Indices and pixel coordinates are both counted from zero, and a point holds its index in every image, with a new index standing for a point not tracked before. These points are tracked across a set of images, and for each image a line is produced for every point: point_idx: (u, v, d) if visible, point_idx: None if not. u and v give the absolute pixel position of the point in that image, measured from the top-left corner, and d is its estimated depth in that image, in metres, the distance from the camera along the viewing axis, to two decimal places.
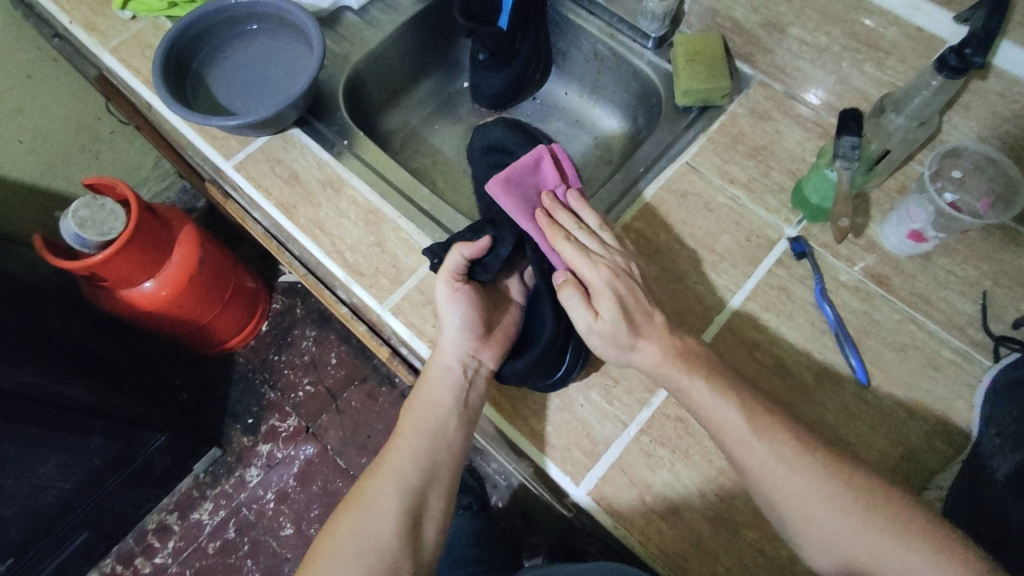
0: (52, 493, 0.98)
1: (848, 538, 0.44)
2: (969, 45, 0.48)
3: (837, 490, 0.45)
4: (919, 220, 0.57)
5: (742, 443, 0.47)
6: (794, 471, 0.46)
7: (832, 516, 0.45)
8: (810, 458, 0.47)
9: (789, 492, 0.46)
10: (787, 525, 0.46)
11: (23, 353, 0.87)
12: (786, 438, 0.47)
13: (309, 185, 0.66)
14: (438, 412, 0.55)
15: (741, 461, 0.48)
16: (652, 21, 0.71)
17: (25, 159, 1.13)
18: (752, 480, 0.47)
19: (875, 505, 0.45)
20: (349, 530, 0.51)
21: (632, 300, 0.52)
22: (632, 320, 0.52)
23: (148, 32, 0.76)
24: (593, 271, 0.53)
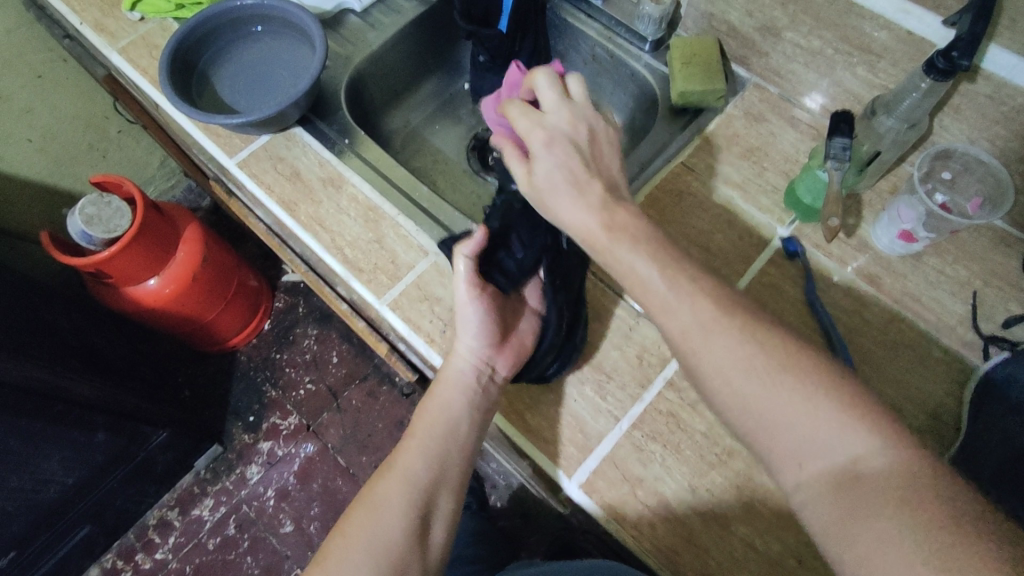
0: (54, 487, 0.99)
1: (782, 411, 0.39)
2: (955, 48, 0.49)
3: (763, 355, 0.40)
4: (910, 220, 0.58)
5: (665, 310, 0.43)
6: (720, 336, 0.41)
7: (761, 386, 0.39)
8: (740, 324, 0.41)
9: (716, 361, 0.41)
10: (713, 398, 0.42)
11: (28, 348, 0.88)
12: (713, 304, 0.42)
13: (310, 183, 0.67)
14: (452, 415, 0.56)
15: (665, 329, 0.44)
16: (648, 25, 0.73)
17: (33, 157, 1.15)
18: (677, 346, 0.43)
19: (810, 377, 0.39)
20: (359, 529, 0.52)
21: (567, 161, 0.49)
22: (564, 176, 0.48)
23: (155, 33, 0.77)
24: (536, 131, 0.51)
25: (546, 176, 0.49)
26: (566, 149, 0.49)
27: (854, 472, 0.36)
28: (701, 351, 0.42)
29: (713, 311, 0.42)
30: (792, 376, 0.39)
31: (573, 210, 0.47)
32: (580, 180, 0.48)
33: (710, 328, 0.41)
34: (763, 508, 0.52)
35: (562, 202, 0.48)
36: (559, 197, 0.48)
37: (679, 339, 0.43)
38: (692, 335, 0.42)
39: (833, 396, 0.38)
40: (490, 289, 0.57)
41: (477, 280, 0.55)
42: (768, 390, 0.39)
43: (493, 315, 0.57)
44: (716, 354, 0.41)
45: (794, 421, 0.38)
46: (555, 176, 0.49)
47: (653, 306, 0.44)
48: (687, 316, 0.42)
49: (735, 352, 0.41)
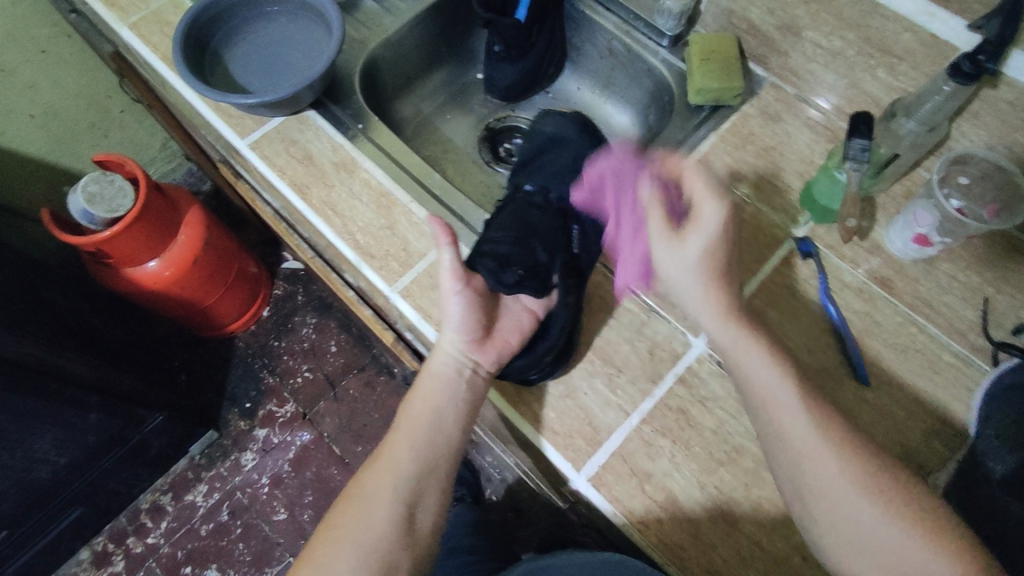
0: (47, 468, 0.98)
1: (869, 521, 0.45)
2: (983, 52, 0.48)
3: (869, 473, 0.46)
4: (925, 224, 0.57)
5: (809, 442, 0.47)
6: (826, 446, 0.47)
7: (858, 500, 0.46)
8: (853, 444, 0.47)
9: (825, 484, 0.46)
10: (806, 495, 0.47)
11: (25, 325, 0.87)
12: (834, 421, 0.48)
13: (322, 167, 0.67)
14: (436, 406, 0.57)
15: (768, 424, 0.50)
16: (668, 20, 0.72)
17: (34, 133, 1.13)
18: (786, 447, 0.48)
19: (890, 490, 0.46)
20: (347, 525, 0.53)
21: (713, 254, 0.53)
22: (717, 266, 0.53)
23: (168, 9, 0.76)
24: (709, 204, 0.52)
25: (693, 255, 0.53)
26: (727, 233, 0.53)
27: None
28: (811, 454, 0.47)
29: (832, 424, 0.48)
30: (887, 496, 0.45)
31: (706, 297, 0.53)
32: (720, 275, 0.53)
33: (823, 430, 0.48)
34: (771, 507, 0.52)
35: (699, 288, 0.53)
36: (698, 283, 0.53)
37: (780, 436, 0.49)
38: (802, 437, 0.48)
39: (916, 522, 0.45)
40: (474, 285, 0.57)
41: (457, 276, 0.55)
42: (867, 505, 0.45)
43: (476, 307, 0.57)
44: (818, 458, 0.47)
45: (877, 530, 0.45)
46: (700, 262, 0.53)
47: (767, 406, 0.50)
48: (799, 418, 0.48)
49: (839, 460, 0.46)
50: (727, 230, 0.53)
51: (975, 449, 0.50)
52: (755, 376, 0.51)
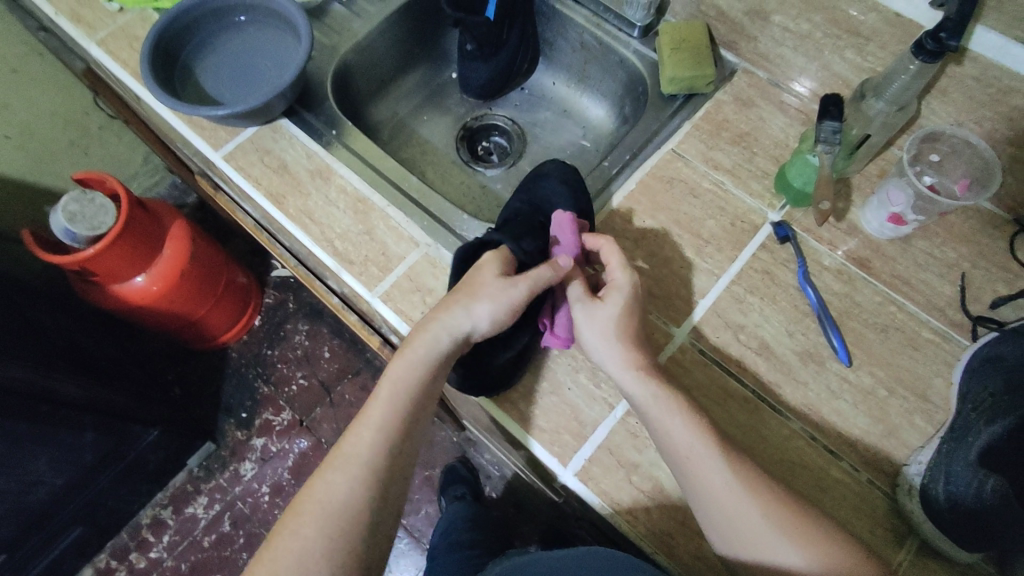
0: (45, 489, 0.98)
1: (754, 533, 0.47)
2: (944, 29, 0.48)
3: (777, 505, 0.47)
4: (899, 203, 0.58)
5: (701, 462, 0.48)
6: (719, 460, 0.48)
7: (768, 529, 0.46)
8: (756, 481, 0.48)
9: (733, 515, 0.47)
10: (717, 526, 0.48)
11: (14, 349, 0.86)
12: (741, 463, 0.49)
13: (298, 175, 0.67)
14: (403, 393, 0.52)
15: (664, 435, 0.50)
16: (637, 10, 0.72)
17: (12, 154, 1.13)
18: (679, 458, 0.49)
19: (798, 518, 0.47)
20: (296, 530, 0.47)
21: (629, 324, 0.53)
22: (630, 334, 0.53)
23: (135, 24, 0.75)
24: (620, 270, 0.54)
25: (607, 318, 0.53)
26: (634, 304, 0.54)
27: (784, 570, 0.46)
28: (701, 470, 0.48)
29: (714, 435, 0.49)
30: (770, 500, 0.47)
31: (614, 355, 0.52)
32: (633, 336, 0.53)
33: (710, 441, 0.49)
34: None
35: (608, 349, 0.52)
36: (606, 345, 0.52)
37: (674, 450, 0.49)
38: (694, 452, 0.49)
39: (800, 529, 0.46)
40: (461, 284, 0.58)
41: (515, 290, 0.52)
42: (753, 508, 0.47)
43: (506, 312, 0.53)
44: (708, 471, 0.48)
45: (760, 540, 0.47)
46: (613, 324, 0.53)
47: (659, 419, 0.50)
48: (687, 432, 0.49)
49: (722, 470, 0.48)
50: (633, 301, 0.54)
51: (956, 423, 0.51)
52: (637, 392, 0.51)
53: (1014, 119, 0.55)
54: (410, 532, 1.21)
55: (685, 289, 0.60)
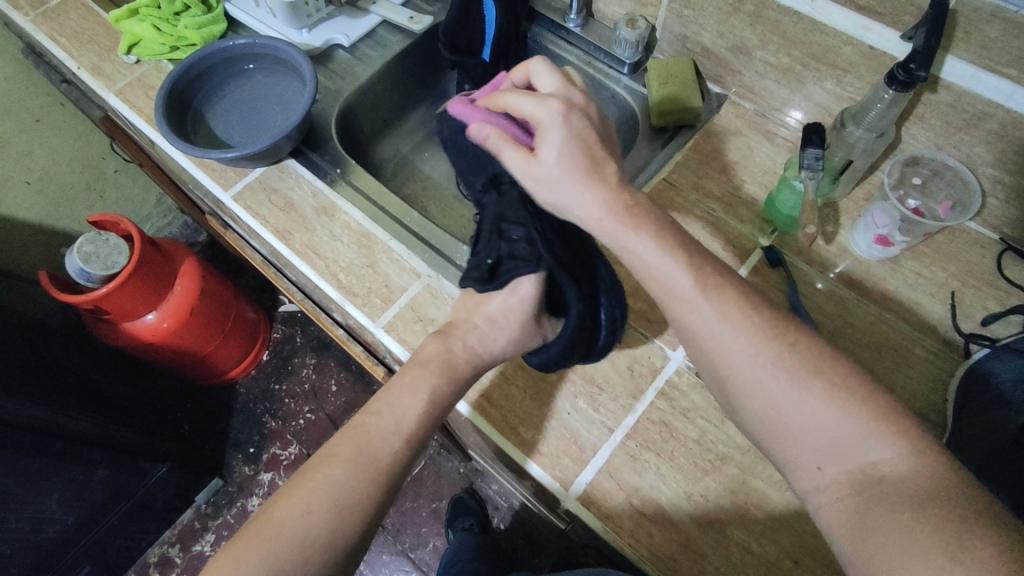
0: (54, 527, 0.99)
1: (806, 413, 0.40)
2: (913, 61, 0.51)
3: (789, 357, 0.41)
4: (884, 225, 0.60)
5: (716, 335, 0.43)
6: (733, 329, 0.43)
7: (780, 390, 0.41)
8: (762, 325, 0.42)
9: (758, 384, 0.41)
10: (737, 397, 0.43)
11: (28, 388, 0.89)
12: (737, 302, 0.43)
13: (304, 213, 0.69)
14: (434, 394, 0.53)
15: (681, 320, 0.45)
16: (625, 49, 0.76)
17: (31, 199, 1.17)
18: (699, 347, 0.44)
19: (817, 376, 0.40)
20: (294, 505, 0.46)
21: (578, 144, 0.47)
22: (580, 165, 0.46)
23: (151, 74, 0.79)
24: (537, 105, 0.48)
25: (557, 160, 0.46)
26: (575, 126, 0.47)
27: (870, 468, 0.38)
28: (720, 344, 0.43)
29: (735, 303, 0.43)
30: (812, 372, 0.40)
31: (584, 195, 0.46)
32: (595, 164, 0.46)
33: (728, 315, 0.43)
34: (758, 513, 0.53)
35: (576, 188, 0.46)
36: (574, 182, 0.46)
37: (692, 336, 0.44)
38: (713, 333, 0.43)
39: (855, 403, 0.39)
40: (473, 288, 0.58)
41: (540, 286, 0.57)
42: (791, 388, 0.40)
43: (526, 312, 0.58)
44: (729, 345, 0.42)
45: (819, 422, 0.39)
46: (566, 159, 0.46)
47: (678, 304, 0.44)
48: (709, 311, 0.43)
49: (749, 343, 0.42)
50: (573, 123, 0.47)
51: (952, 440, 0.51)
52: (646, 258, 0.45)
53: (990, 142, 0.57)
54: (418, 566, 1.20)
55: None
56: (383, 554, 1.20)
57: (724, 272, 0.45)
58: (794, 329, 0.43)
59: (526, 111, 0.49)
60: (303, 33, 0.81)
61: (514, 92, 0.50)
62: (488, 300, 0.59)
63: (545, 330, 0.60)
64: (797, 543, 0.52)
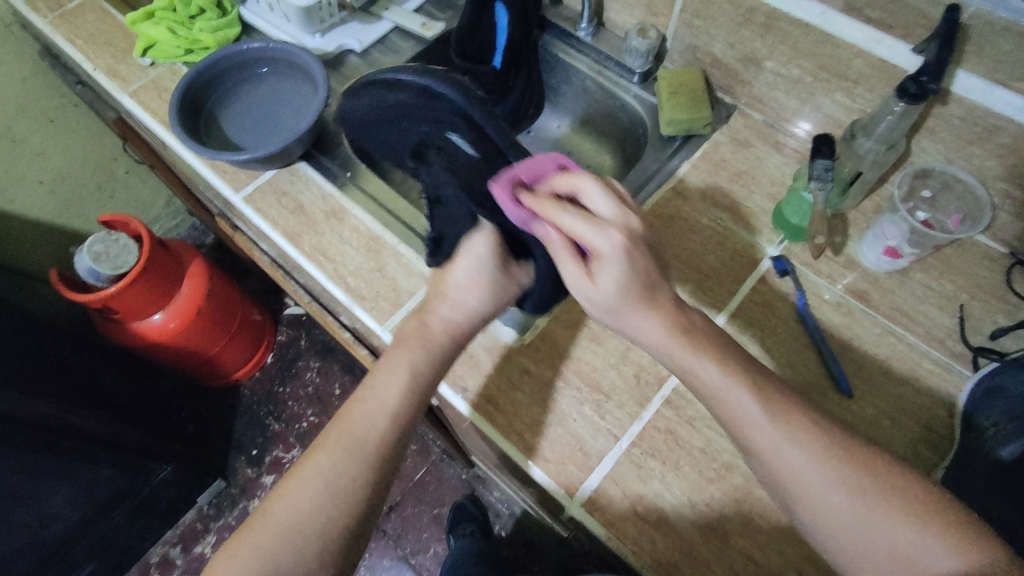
0: (58, 526, 0.99)
1: (882, 536, 0.39)
2: (925, 73, 0.51)
3: (854, 472, 0.41)
4: (894, 237, 0.60)
5: (777, 451, 0.43)
6: (797, 446, 0.42)
7: (844, 504, 0.40)
8: (832, 447, 0.42)
9: (820, 496, 0.41)
10: (796, 510, 0.42)
11: (37, 386, 0.89)
12: (802, 420, 0.43)
13: (313, 216, 0.70)
14: (410, 373, 0.52)
15: (743, 437, 0.44)
16: (637, 58, 0.76)
17: (43, 199, 1.18)
18: (756, 458, 0.44)
19: (876, 482, 0.41)
20: (289, 499, 0.48)
21: (634, 283, 0.47)
22: (639, 294, 0.47)
23: (165, 76, 0.80)
24: (599, 236, 0.46)
25: (615, 291, 0.47)
26: (635, 262, 0.47)
27: None
28: (783, 463, 0.42)
29: (796, 418, 0.43)
30: (878, 484, 0.41)
31: (645, 321, 0.48)
32: (651, 287, 0.48)
33: (788, 430, 0.43)
34: (764, 523, 0.52)
35: (635, 315, 0.48)
36: (632, 311, 0.48)
37: (755, 452, 0.44)
38: (776, 453, 0.43)
39: (927, 517, 0.39)
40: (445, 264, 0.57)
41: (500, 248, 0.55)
42: (858, 503, 0.40)
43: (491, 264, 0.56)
44: (794, 463, 0.42)
45: (887, 535, 0.39)
46: (626, 290, 0.47)
47: (741, 425, 0.44)
48: (773, 431, 0.43)
49: (811, 457, 0.42)
50: (632, 258, 0.47)
51: (960, 452, 0.51)
52: (702, 375, 0.46)
53: (1001, 155, 0.57)
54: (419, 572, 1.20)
55: None
56: (384, 559, 1.20)
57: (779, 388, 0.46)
58: (850, 439, 0.43)
59: (584, 239, 0.47)
60: (316, 38, 0.81)
61: (567, 211, 0.47)
62: (446, 271, 0.56)
63: (518, 277, 0.57)
64: (803, 555, 0.51)
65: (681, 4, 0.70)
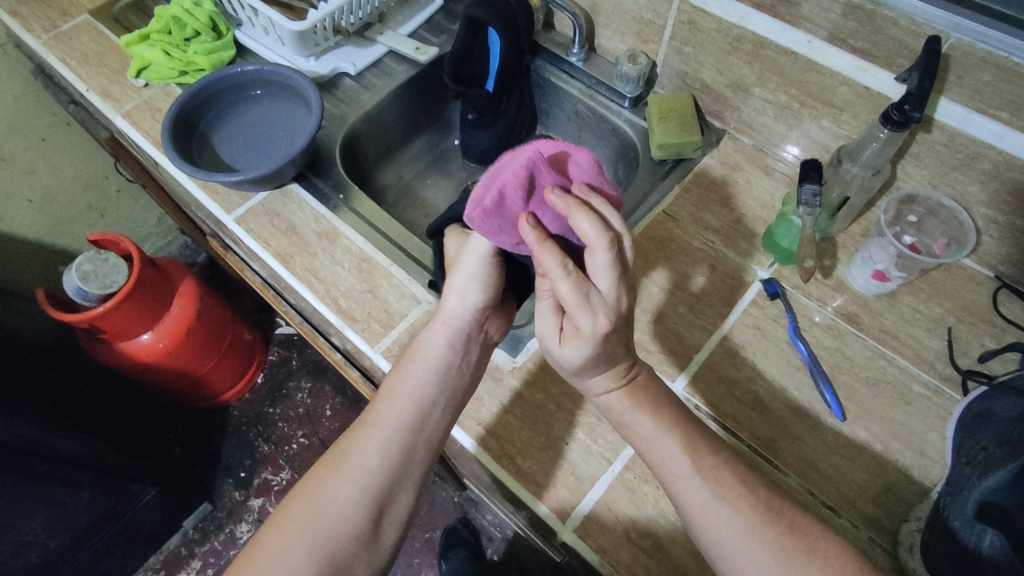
0: (36, 552, 0.96)
1: None
2: (907, 102, 0.52)
3: (779, 537, 0.41)
4: (881, 260, 0.61)
5: (705, 513, 0.43)
6: (727, 507, 0.43)
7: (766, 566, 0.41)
8: (752, 502, 0.43)
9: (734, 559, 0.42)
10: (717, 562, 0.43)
11: (19, 407, 0.88)
12: (733, 483, 0.44)
13: (306, 237, 0.70)
14: (418, 403, 0.51)
15: (678, 496, 0.45)
16: (627, 83, 0.77)
17: (32, 217, 1.17)
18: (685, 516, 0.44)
19: (798, 543, 0.41)
20: (290, 532, 0.46)
21: (596, 358, 0.46)
22: (599, 362, 0.47)
23: (160, 98, 0.81)
24: (587, 317, 0.43)
25: (580, 356, 0.46)
26: (606, 343, 0.45)
27: None
28: (707, 524, 0.43)
29: (728, 482, 0.44)
30: (803, 555, 0.41)
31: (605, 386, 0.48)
32: (616, 358, 0.47)
33: (720, 496, 0.43)
34: None
35: (594, 378, 0.48)
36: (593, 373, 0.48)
37: (686, 509, 0.44)
38: (703, 510, 0.43)
39: None
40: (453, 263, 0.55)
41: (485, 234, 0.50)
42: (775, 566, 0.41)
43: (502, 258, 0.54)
44: (717, 524, 0.43)
45: None
46: (590, 359, 0.46)
47: (673, 479, 0.45)
48: (702, 490, 0.44)
49: (732, 521, 0.42)
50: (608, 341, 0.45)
51: (951, 477, 0.51)
52: (639, 431, 0.47)
53: (984, 181, 0.58)
54: None
55: (680, 345, 0.61)
56: None
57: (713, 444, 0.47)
58: (776, 499, 0.44)
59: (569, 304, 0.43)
60: (311, 61, 0.82)
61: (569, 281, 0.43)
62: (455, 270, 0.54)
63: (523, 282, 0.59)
64: None
65: (671, 31, 0.72)
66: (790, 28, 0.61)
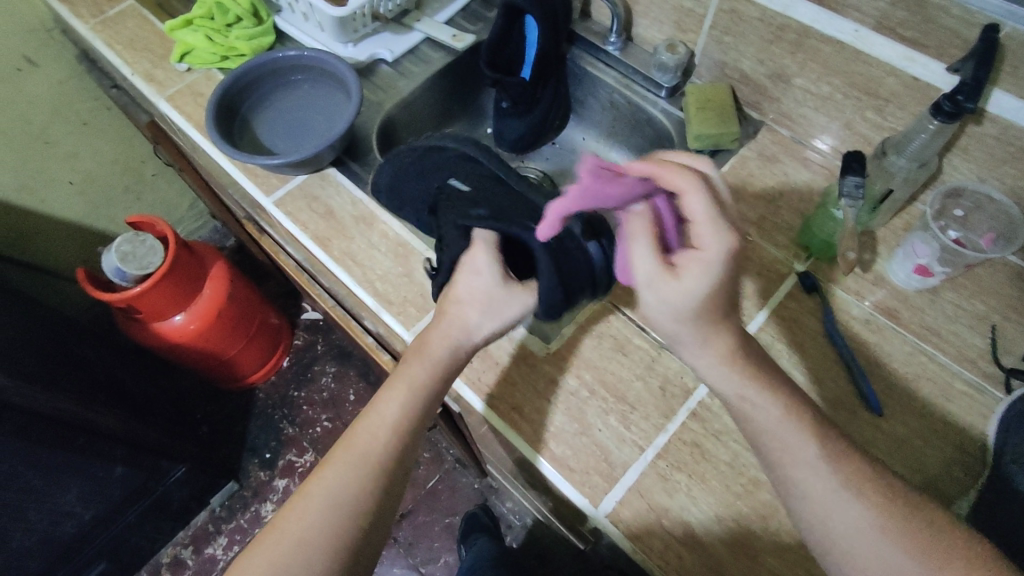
0: (71, 523, 1.00)
1: (890, 551, 0.40)
2: (961, 92, 0.52)
3: (866, 488, 0.42)
4: (924, 255, 0.60)
5: (803, 468, 0.43)
6: (819, 460, 0.43)
7: (862, 523, 0.41)
8: (845, 461, 0.43)
9: (827, 509, 0.42)
10: (803, 519, 0.44)
11: (59, 381, 0.90)
12: (826, 438, 0.44)
13: (343, 220, 0.71)
14: (411, 398, 0.53)
15: (767, 453, 0.45)
16: (665, 73, 0.77)
17: (72, 199, 1.21)
18: (777, 469, 0.45)
19: (882, 495, 0.42)
20: (290, 523, 0.47)
21: (714, 298, 0.42)
22: (710, 314, 0.43)
23: (201, 82, 0.82)
24: (711, 235, 0.40)
25: (688, 301, 0.42)
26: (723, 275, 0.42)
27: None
28: (801, 477, 0.43)
29: (823, 439, 0.44)
30: (893, 505, 0.42)
31: (706, 348, 0.45)
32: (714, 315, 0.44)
33: (819, 452, 0.43)
34: (791, 542, 0.52)
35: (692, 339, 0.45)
36: (688, 333, 0.44)
37: (778, 467, 0.44)
38: (800, 466, 0.43)
39: (949, 539, 0.40)
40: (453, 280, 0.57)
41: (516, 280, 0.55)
42: (861, 514, 0.41)
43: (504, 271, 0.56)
44: (812, 477, 0.43)
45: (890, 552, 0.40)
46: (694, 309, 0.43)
47: (760, 435, 0.45)
48: (798, 447, 0.44)
49: (829, 469, 0.43)
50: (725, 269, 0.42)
51: (994, 475, 0.50)
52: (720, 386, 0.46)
53: None
54: None
55: None
56: (395, 567, 1.20)
57: (797, 396, 0.46)
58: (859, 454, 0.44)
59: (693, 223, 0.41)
60: (349, 48, 0.83)
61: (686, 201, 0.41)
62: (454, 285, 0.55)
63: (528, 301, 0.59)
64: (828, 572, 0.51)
65: (711, 20, 0.71)
66: (836, 17, 0.60)
